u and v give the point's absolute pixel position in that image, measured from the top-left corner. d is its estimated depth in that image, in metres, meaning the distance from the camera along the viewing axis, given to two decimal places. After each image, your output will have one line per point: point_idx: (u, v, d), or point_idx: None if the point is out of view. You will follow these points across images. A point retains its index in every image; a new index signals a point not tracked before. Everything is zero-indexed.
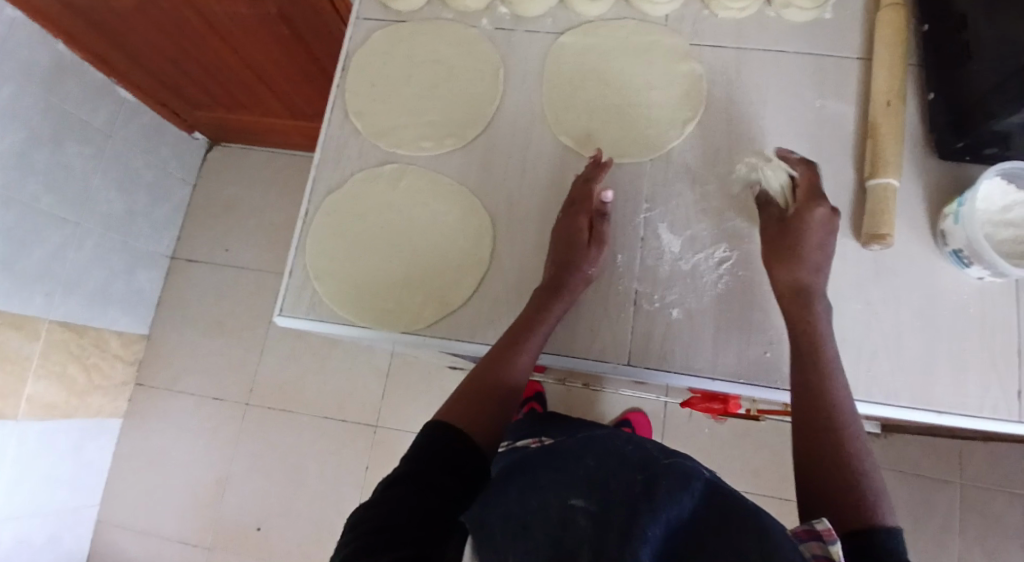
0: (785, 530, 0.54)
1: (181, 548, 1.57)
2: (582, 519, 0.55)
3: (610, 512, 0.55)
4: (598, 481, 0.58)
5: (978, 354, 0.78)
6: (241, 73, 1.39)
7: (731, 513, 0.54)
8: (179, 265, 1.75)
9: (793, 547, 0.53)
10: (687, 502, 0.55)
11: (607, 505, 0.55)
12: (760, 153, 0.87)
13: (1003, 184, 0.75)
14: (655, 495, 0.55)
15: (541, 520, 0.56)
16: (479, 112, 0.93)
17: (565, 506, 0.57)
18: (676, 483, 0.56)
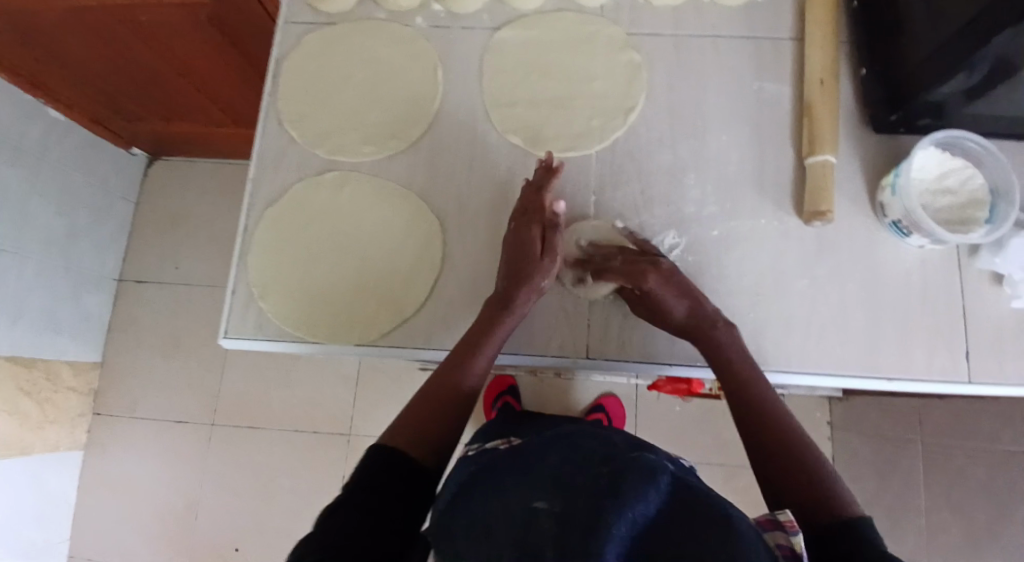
0: (747, 516, 0.57)
1: None
2: (546, 519, 0.56)
3: (574, 509, 0.55)
4: (564, 481, 0.60)
5: (921, 321, 0.81)
6: (172, 80, 1.32)
7: (697, 504, 0.57)
8: (126, 286, 1.68)
9: (755, 530, 0.56)
10: (654, 498, 0.56)
11: (571, 503, 0.56)
12: (703, 139, 0.88)
13: (938, 153, 0.77)
14: (620, 489, 0.56)
15: (506, 521, 0.57)
16: (421, 111, 0.91)
17: (528, 509, 0.57)
18: (642, 475, 0.58)
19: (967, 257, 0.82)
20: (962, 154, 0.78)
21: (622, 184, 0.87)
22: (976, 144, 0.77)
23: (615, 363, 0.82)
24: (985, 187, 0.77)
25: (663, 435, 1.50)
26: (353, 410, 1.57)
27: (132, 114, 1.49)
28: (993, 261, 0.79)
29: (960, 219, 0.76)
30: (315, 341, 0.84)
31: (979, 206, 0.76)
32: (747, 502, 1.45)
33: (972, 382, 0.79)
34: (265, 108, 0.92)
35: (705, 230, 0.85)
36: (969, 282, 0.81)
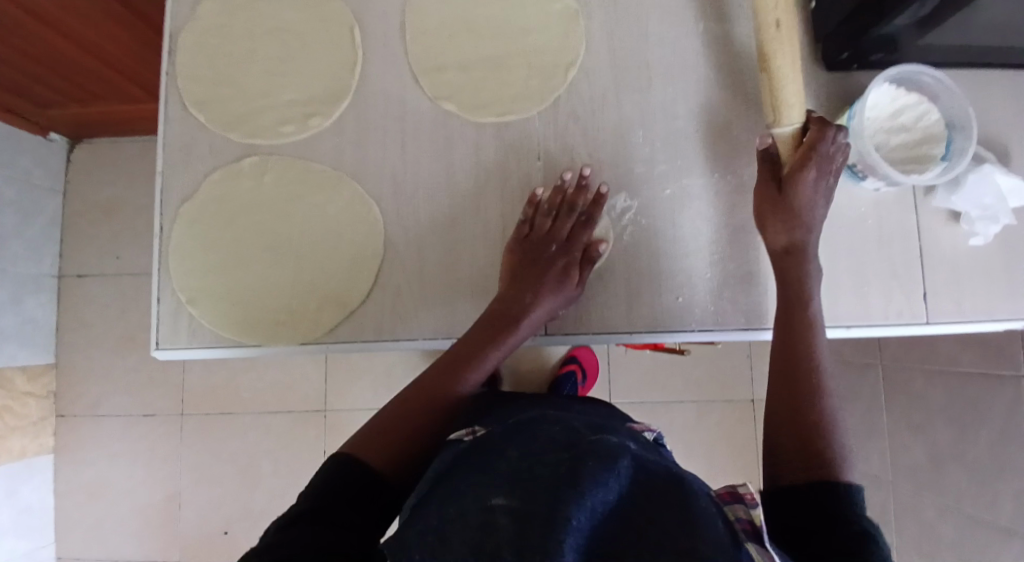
0: (708, 501, 0.55)
1: None
2: (503, 518, 0.51)
3: (534, 502, 0.51)
4: (523, 473, 0.55)
5: (879, 265, 0.79)
6: (77, 61, 1.16)
7: (657, 490, 0.54)
8: (67, 282, 1.54)
9: (714, 511, 0.54)
10: (614, 483, 0.53)
11: (526, 496, 0.52)
12: (649, 89, 0.82)
13: (892, 90, 0.75)
14: (579, 478, 0.52)
15: (461, 523, 0.52)
16: (340, 81, 0.83)
17: (484, 506, 0.52)
18: (600, 460, 0.54)
19: (922, 197, 0.80)
20: (917, 89, 0.75)
21: (567, 146, 0.82)
22: (931, 78, 0.73)
23: (574, 338, 0.79)
24: (940, 122, 0.74)
25: (637, 382, 1.50)
26: (326, 387, 1.53)
27: (45, 101, 1.32)
28: (949, 200, 0.78)
29: (915, 157, 0.74)
30: (257, 345, 0.79)
31: (934, 142, 0.74)
32: (720, 437, 1.48)
33: (930, 322, 0.78)
34: (163, 90, 0.83)
35: (656, 189, 0.80)
36: (925, 221, 0.80)
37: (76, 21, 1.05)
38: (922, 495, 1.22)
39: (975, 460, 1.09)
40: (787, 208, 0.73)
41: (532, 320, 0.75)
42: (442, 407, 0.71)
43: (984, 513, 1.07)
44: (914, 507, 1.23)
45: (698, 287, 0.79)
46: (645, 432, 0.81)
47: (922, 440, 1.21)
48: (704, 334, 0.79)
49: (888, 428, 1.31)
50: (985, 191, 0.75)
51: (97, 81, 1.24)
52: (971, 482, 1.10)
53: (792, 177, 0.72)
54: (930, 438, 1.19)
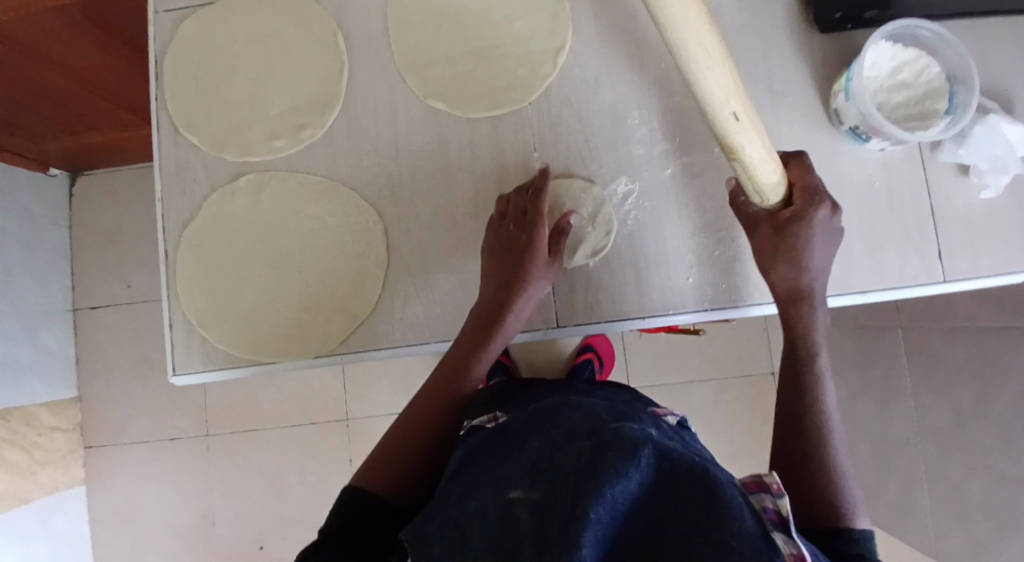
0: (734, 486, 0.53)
1: None
2: (523, 513, 0.52)
3: (552, 495, 0.52)
4: (542, 465, 0.56)
5: (890, 227, 0.78)
6: (69, 93, 1.16)
7: (681, 475, 0.53)
8: (82, 314, 1.56)
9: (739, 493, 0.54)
10: (634, 473, 0.52)
11: (547, 490, 0.53)
12: (639, 68, 0.81)
13: (890, 47, 0.73)
14: (601, 469, 0.52)
15: (479, 521, 0.53)
16: (328, 89, 0.82)
17: (502, 502, 0.54)
18: (623, 448, 0.53)
19: (929, 153, 0.78)
20: (915, 44, 0.73)
21: (562, 133, 0.81)
22: (928, 32, 0.72)
23: (587, 329, 0.79)
24: (941, 76, 0.72)
25: (654, 364, 1.49)
26: (345, 396, 1.54)
27: (42, 136, 1.33)
28: (957, 155, 0.76)
29: (918, 113, 0.73)
30: (271, 363, 0.79)
31: (936, 96, 0.72)
32: (742, 412, 1.47)
33: (947, 281, 0.77)
34: (153, 115, 0.83)
35: (658, 169, 0.79)
36: (934, 178, 0.78)
37: (65, 54, 1.04)
38: (948, 455, 1.20)
39: (1001, 415, 1.07)
40: (791, 250, 0.70)
41: (518, 305, 0.74)
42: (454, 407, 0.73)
43: (1017, 467, 1.05)
44: (944, 466, 1.22)
45: (708, 266, 0.78)
46: (662, 413, 0.80)
47: (946, 399, 1.20)
48: (719, 313, 0.78)
49: (911, 390, 1.29)
50: (993, 142, 0.73)
51: (91, 112, 1.25)
52: (995, 438, 1.08)
53: (796, 230, 0.70)
54: (953, 397, 1.18)
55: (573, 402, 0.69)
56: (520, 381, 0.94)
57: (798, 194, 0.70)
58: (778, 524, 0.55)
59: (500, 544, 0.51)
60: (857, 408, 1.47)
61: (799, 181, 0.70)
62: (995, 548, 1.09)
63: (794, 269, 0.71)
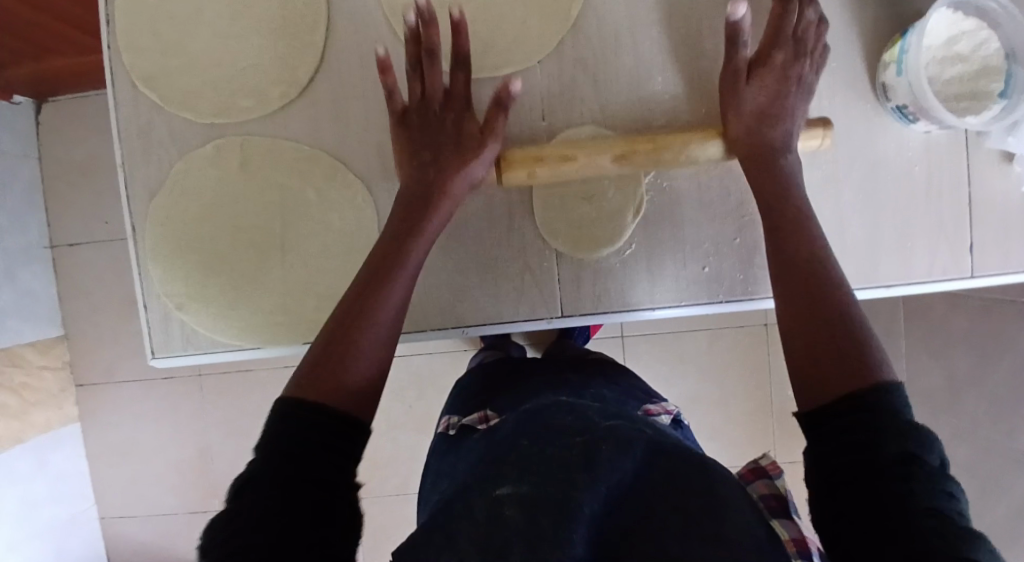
0: (735, 480, 0.51)
1: (190, 518, 1.53)
2: (511, 509, 0.46)
3: (544, 489, 0.47)
4: (530, 454, 0.51)
5: (924, 218, 0.71)
6: (13, 11, 1.03)
7: (678, 469, 0.50)
8: (61, 251, 1.47)
9: (743, 492, 0.50)
10: (628, 464, 0.49)
11: (537, 484, 0.48)
12: (666, 20, 0.71)
13: (949, 14, 0.64)
14: (593, 464, 0.49)
15: (464, 515, 0.47)
16: (307, 40, 0.71)
17: (487, 498, 0.48)
18: (617, 445, 0.51)
19: (974, 137, 0.70)
20: (976, 14, 0.64)
21: (574, 100, 0.71)
22: (996, 3, 0.64)
23: (592, 319, 0.73)
24: (1000, 52, 0.64)
25: None
26: None
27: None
28: (1005, 141, 0.68)
29: (971, 92, 0.64)
30: (255, 348, 0.74)
31: (994, 74, 0.64)
32: (735, 363, 1.38)
33: (975, 276, 0.71)
34: (107, 66, 0.73)
35: None
36: (976, 165, 0.70)
37: None
38: (939, 417, 1.19)
39: (996, 387, 1.04)
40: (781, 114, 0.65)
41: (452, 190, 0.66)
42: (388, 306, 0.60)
43: (1005, 437, 1.03)
44: (930, 426, 1.21)
45: (728, 254, 0.72)
46: (658, 413, 0.75)
47: (942, 364, 1.17)
48: (734, 304, 0.72)
49: (906, 351, 1.26)
50: None
51: (46, 36, 1.12)
52: (987, 404, 1.07)
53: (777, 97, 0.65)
54: (949, 363, 1.15)
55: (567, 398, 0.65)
56: (508, 365, 0.89)
57: (764, 45, 0.66)
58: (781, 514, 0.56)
59: (487, 548, 0.45)
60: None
61: (772, 31, 0.66)
62: (978, 508, 1.10)
63: (742, 110, 0.65)
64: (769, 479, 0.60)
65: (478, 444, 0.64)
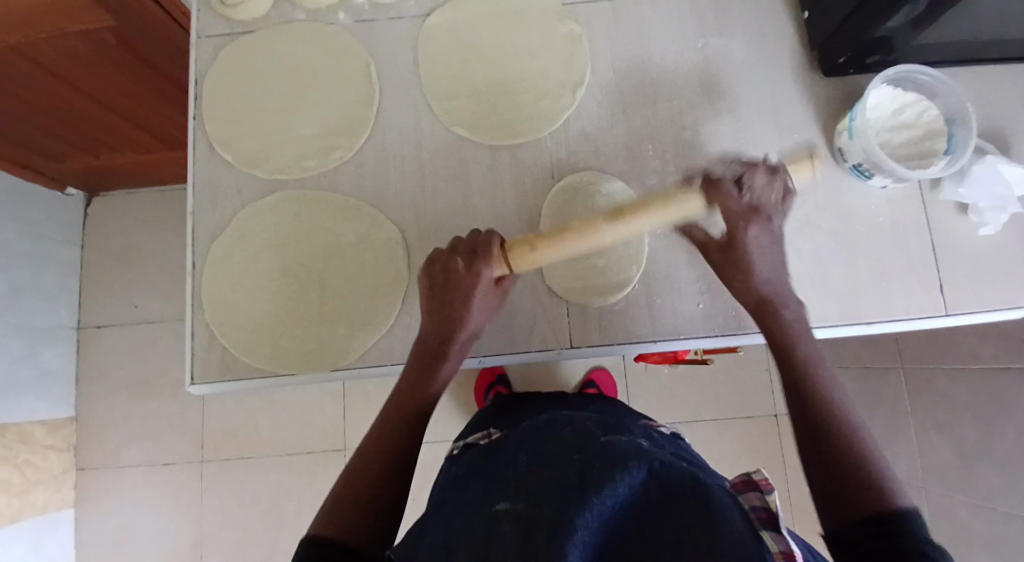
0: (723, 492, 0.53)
1: None
2: (505, 525, 0.50)
3: (540, 507, 0.50)
4: (528, 479, 0.54)
5: (897, 264, 0.81)
6: (90, 111, 1.16)
7: (673, 482, 0.52)
8: (86, 334, 1.50)
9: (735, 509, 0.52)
10: (624, 481, 0.51)
11: (527, 503, 0.51)
12: (655, 103, 0.86)
13: (891, 91, 0.78)
14: (586, 481, 0.50)
15: (467, 535, 0.51)
16: (360, 115, 0.86)
17: (488, 515, 0.52)
18: (612, 461, 0.52)
19: (929, 192, 0.82)
20: (915, 88, 0.78)
21: (579, 162, 0.85)
22: (926, 77, 0.76)
23: (600, 349, 0.80)
24: (940, 118, 0.77)
25: (661, 399, 1.43)
26: (344, 423, 1.48)
27: (53, 156, 1.31)
28: (957, 193, 0.80)
29: (919, 152, 0.77)
30: (289, 374, 0.81)
31: (936, 137, 0.77)
32: (738, 451, 1.40)
33: (950, 313, 0.79)
34: (190, 134, 0.87)
35: None
36: (936, 216, 0.81)
37: (101, 81, 1.07)
38: (953, 496, 1.17)
39: (1007, 458, 1.04)
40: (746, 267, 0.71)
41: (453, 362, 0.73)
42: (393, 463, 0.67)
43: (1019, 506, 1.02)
44: (948, 505, 1.18)
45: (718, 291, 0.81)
46: (658, 425, 0.81)
47: (950, 439, 1.17)
48: (725, 338, 0.80)
49: (915, 427, 1.26)
50: (993, 181, 0.77)
51: (105, 131, 1.24)
52: (1002, 476, 1.06)
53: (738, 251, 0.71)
54: (957, 437, 1.15)
55: (565, 415, 0.67)
56: (516, 402, 0.96)
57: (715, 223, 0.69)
58: (767, 523, 0.54)
59: (485, 559, 0.48)
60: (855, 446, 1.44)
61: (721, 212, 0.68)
62: None
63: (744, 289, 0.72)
64: (760, 493, 0.57)
65: (483, 460, 0.67)
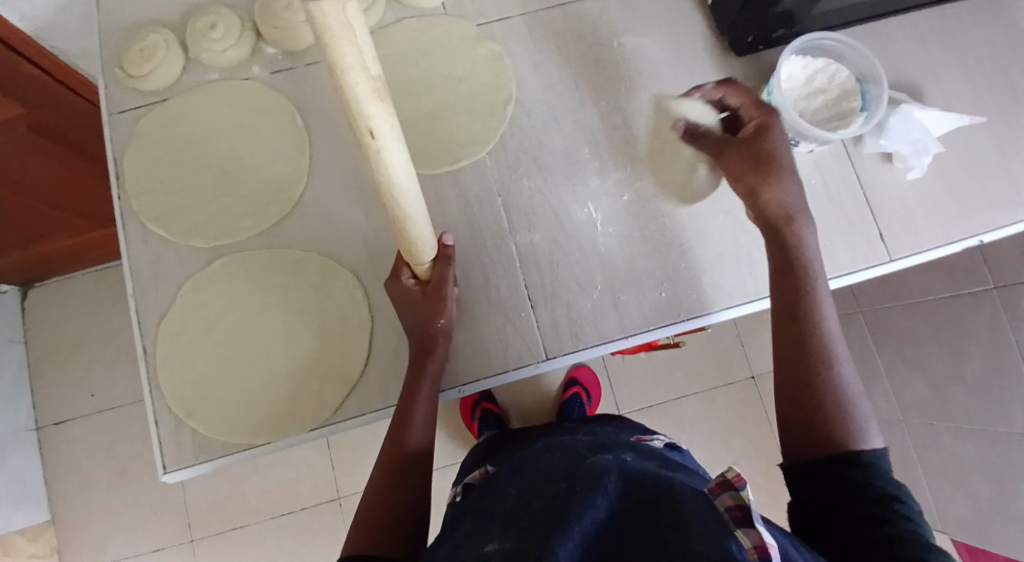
0: (695, 491, 0.51)
1: None
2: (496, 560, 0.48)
3: (525, 541, 0.48)
4: (517, 513, 0.53)
5: (836, 221, 0.84)
6: (23, 211, 1.11)
7: (650, 498, 0.50)
8: (46, 432, 1.42)
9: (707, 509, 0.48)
10: (602, 500, 0.50)
11: (518, 536, 0.49)
12: (583, 107, 0.88)
13: (801, 59, 0.81)
14: (567, 507, 0.49)
15: None
16: (295, 167, 0.85)
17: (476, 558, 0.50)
18: (589, 484, 0.51)
19: (854, 148, 0.85)
20: (823, 53, 0.82)
21: (520, 176, 0.86)
22: (833, 41, 0.81)
23: (574, 356, 0.81)
24: (851, 77, 0.81)
25: (643, 386, 1.45)
26: (335, 472, 1.44)
27: None
28: (879, 144, 0.84)
29: (837, 113, 0.80)
30: (266, 442, 0.78)
31: (851, 97, 0.80)
32: (727, 421, 1.43)
33: (894, 259, 0.83)
34: (120, 215, 0.84)
35: (617, 197, 0.85)
36: (864, 168, 0.85)
37: (29, 179, 1.03)
38: (935, 425, 1.15)
39: (974, 380, 1.06)
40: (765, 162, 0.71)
41: (438, 360, 0.75)
42: (405, 468, 0.70)
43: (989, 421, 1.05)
44: (933, 437, 1.16)
45: (678, 278, 0.83)
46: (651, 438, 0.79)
47: (920, 373, 1.17)
48: (692, 321, 0.81)
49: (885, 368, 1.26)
50: (910, 128, 0.82)
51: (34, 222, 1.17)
52: (976, 397, 1.05)
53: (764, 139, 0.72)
54: (927, 368, 1.16)
55: (551, 446, 0.67)
56: (511, 435, 0.94)
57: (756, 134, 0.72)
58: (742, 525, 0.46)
59: None
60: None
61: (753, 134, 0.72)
62: None
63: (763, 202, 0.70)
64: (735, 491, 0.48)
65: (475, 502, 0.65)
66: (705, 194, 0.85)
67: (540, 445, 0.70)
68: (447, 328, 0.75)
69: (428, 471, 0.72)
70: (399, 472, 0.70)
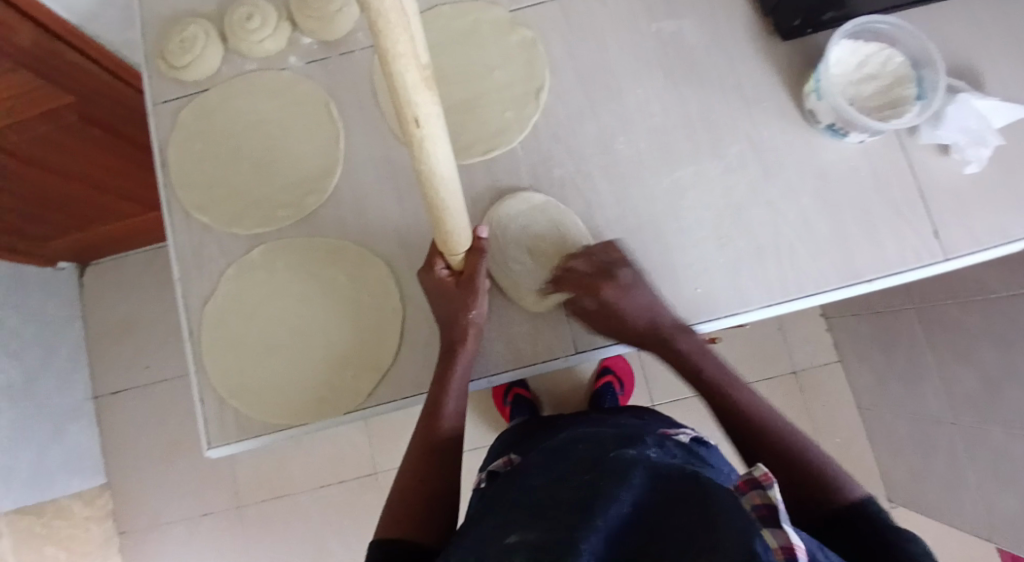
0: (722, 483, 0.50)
1: None
2: (521, 549, 0.48)
3: (549, 534, 0.48)
4: (543, 505, 0.53)
5: (885, 215, 0.80)
6: (75, 194, 1.16)
7: (676, 493, 0.50)
8: (102, 403, 1.50)
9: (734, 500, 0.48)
10: (627, 495, 0.50)
11: (543, 527, 0.50)
12: (619, 96, 0.85)
13: (852, 45, 0.77)
14: (593, 502, 0.49)
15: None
16: (330, 157, 0.86)
17: (503, 548, 0.50)
18: (614, 479, 0.52)
19: (908, 139, 0.81)
20: (875, 37, 0.78)
21: (552, 167, 0.84)
22: (886, 24, 0.76)
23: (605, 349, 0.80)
24: (905, 63, 0.76)
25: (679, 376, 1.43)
26: (372, 449, 1.48)
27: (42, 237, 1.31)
28: (935, 135, 0.79)
29: (890, 101, 0.76)
30: (302, 426, 0.80)
31: (905, 84, 0.76)
32: None
33: (948, 257, 0.79)
34: (165, 203, 0.87)
35: (652, 189, 0.83)
36: (917, 159, 0.81)
37: (77, 163, 1.07)
38: (987, 425, 1.09)
39: None
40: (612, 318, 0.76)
41: (469, 349, 0.75)
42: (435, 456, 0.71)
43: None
44: (982, 435, 1.10)
45: (714, 273, 0.80)
46: (677, 433, 0.75)
47: (972, 369, 1.11)
48: (728, 317, 0.79)
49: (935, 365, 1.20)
50: (966, 116, 0.77)
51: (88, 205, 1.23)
52: None
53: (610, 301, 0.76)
54: (979, 366, 1.09)
55: (579, 436, 0.67)
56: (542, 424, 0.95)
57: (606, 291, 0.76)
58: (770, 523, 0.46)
59: None
60: (875, 405, 1.37)
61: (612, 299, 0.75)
62: None
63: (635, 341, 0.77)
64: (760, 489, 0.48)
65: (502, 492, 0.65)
66: (745, 185, 0.82)
67: (567, 435, 0.70)
68: (480, 318, 0.75)
69: (457, 458, 0.73)
70: (429, 459, 0.71)
